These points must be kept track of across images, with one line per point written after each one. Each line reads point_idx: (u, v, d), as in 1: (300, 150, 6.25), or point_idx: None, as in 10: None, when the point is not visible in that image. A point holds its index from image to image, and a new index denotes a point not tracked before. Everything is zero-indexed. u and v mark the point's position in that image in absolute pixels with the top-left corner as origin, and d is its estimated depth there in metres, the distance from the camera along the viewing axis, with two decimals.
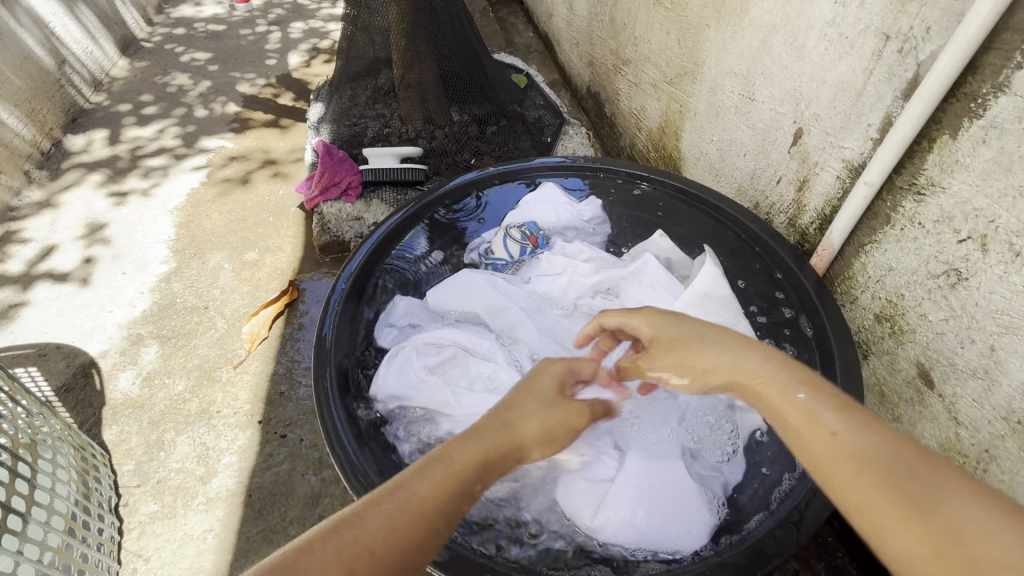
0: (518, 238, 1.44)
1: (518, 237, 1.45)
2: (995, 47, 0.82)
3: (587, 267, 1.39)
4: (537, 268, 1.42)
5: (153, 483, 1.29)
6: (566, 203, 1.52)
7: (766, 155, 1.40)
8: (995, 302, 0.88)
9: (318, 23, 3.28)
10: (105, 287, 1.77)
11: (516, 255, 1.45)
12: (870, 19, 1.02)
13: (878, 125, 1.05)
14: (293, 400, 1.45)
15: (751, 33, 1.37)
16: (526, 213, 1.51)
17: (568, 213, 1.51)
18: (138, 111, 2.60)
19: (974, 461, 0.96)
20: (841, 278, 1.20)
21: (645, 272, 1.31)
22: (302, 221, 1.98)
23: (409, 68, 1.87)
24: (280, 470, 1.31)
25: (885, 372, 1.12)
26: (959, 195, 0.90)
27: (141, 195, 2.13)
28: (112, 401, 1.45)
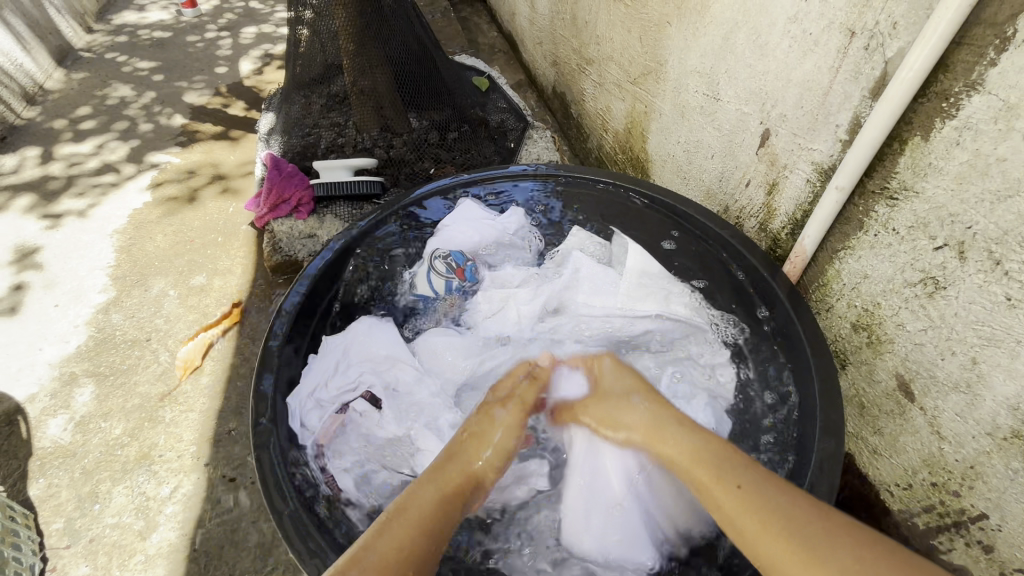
0: (441, 270, 1.29)
1: (441, 269, 1.29)
2: (966, 42, 0.76)
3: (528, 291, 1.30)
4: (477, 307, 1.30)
5: (85, 543, 1.17)
6: (487, 219, 1.41)
7: (734, 156, 1.34)
8: (975, 313, 0.83)
9: (272, 28, 3.14)
10: (35, 321, 1.63)
11: (441, 291, 1.30)
12: (834, 15, 0.96)
13: (847, 125, 0.99)
14: (243, 438, 1.34)
15: (713, 31, 1.31)
16: (447, 239, 1.36)
17: (492, 230, 1.40)
18: (75, 126, 2.43)
19: (959, 477, 0.92)
20: (815, 285, 1.15)
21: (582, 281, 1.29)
22: (253, 239, 1.86)
23: (362, 74, 1.76)
24: (229, 518, 1.20)
25: (863, 382, 1.07)
26: (933, 200, 0.85)
27: (77, 217, 1.98)
28: (41, 451, 1.32)
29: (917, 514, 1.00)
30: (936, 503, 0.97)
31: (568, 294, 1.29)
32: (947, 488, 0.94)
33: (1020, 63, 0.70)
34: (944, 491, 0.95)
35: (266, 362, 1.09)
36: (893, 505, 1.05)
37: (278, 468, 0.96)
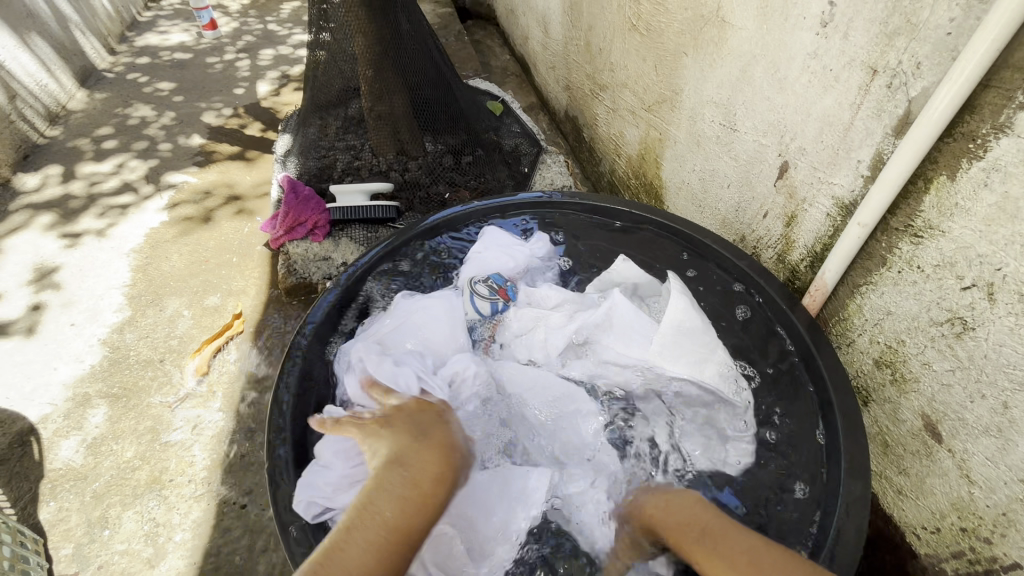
0: (485, 293, 1.28)
1: (484, 292, 1.29)
2: (994, 84, 0.76)
3: (559, 317, 1.23)
4: (511, 327, 1.27)
5: (93, 569, 1.16)
6: (517, 245, 1.40)
7: (751, 187, 1.34)
8: (1006, 355, 0.81)
9: (289, 50, 3.20)
10: (50, 340, 1.64)
11: (487, 314, 1.28)
12: (856, 53, 0.96)
13: (869, 161, 0.99)
14: (255, 464, 1.32)
15: (730, 62, 1.32)
16: (484, 264, 1.35)
17: (523, 255, 1.38)
18: (96, 145, 2.47)
19: (990, 524, 0.89)
20: (836, 319, 1.14)
21: (615, 314, 1.18)
22: (267, 260, 1.87)
23: (379, 99, 1.79)
24: (238, 547, 1.19)
25: (887, 421, 1.05)
26: (960, 239, 0.84)
27: (96, 235, 2.00)
28: (52, 473, 1.32)
29: (945, 559, 0.97)
30: (966, 549, 0.94)
31: (602, 329, 1.19)
32: (978, 534, 0.91)
33: None
34: (975, 537, 0.92)
35: (280, 394, 1.08)
36: (919, 549, 1.02)
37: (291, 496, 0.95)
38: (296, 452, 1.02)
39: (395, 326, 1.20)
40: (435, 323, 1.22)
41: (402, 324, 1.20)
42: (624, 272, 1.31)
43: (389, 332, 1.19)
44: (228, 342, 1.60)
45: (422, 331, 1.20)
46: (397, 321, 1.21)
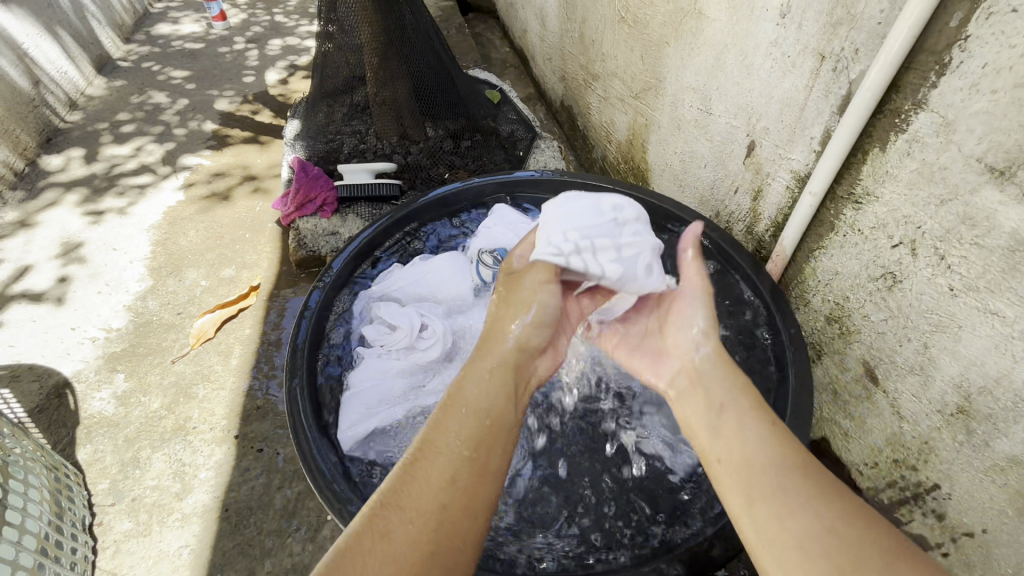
0: (489, 263, 1.39)
1: (488, 262, 1.39)
2: (914, 66, 0.88)
3: None
4: None
5: (128, 501, 1.30)
6: (523, 221, 1.51)
7: (724, 165, 1.46)
8: (925, 302, 0.94)
9: (297, 41, 3.32)
10: (80, 306, 1.77)
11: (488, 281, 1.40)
12: (808, 41, 1.09)
13: (819, 137, 1.12)
14: (270, 415, 1.46)
15: (706, 51, 1.44)
16: (491, 236, 1.45)
17: (528, 231, 1.48)
18: (115, 130, 2.60)
19: (916, 453, 1.02)
20: (795, 281, 1.26)
21: None
22: (278, 236, 2.00)
23: (383, 85, 1.91)
24: (256, 484, 1.32)
25: (836, 370, 1.18)
26: (890, 203, 0.97)
27: (118, 213, 2.13)
28: (87, 420, 1.46)
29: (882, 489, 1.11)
30: (898, 478, 1.07)
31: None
32: (906, 463, 1.04)
33: (956, 86, 0.82)
34: (904, 466, 1.05)
35: (295, 343, 1.21)
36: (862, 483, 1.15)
37: (307, 430, 1.07)
38: (313, 397, 1.15)
39: (404, 287, 1.39)
40: (437, 277, 1.41)
41: (419, 281, 1.40)
42: None
43: (407, 285, 1.40)
44: (241, 309, 1.73)
45: (434, 288, 1.40)
46: (417, 277, 1.41)
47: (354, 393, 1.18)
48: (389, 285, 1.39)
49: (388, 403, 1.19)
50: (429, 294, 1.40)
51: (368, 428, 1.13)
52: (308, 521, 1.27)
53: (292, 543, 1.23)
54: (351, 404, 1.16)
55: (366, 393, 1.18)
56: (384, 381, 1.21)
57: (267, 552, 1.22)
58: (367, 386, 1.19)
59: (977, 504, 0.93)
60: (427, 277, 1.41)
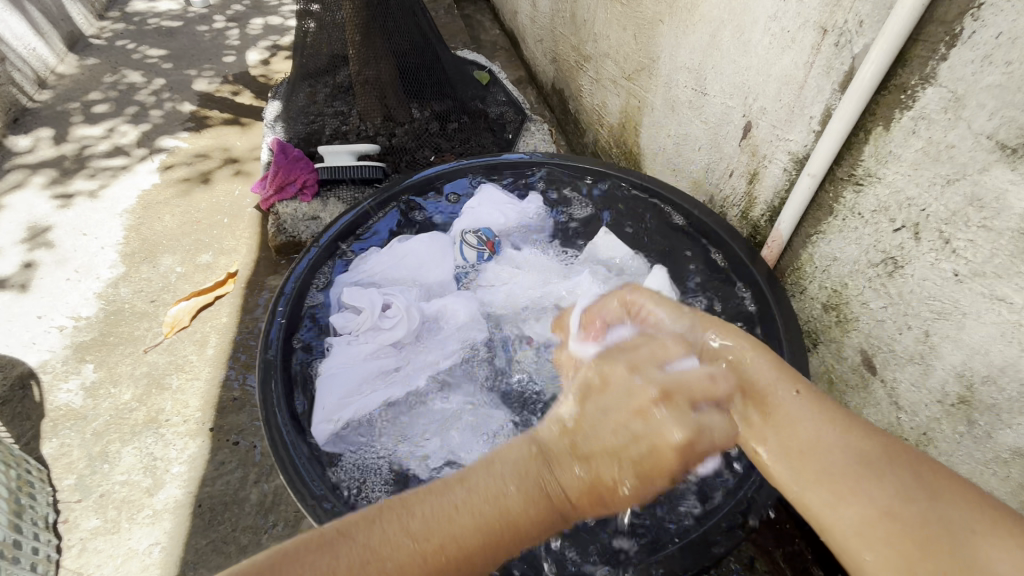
0: (473, 243, 1.38)
1: (472, 242, 1.39)
2: (921, 39, 0.83)
3: (528, 279, 1.36)
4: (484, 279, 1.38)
5: (95, 497, 1.24)
6: (510, 203, 1.48)
7: (719, 148, 1.41)
8: (928, 288, 0.90)
9: (279, 20, 3.20)
10: (48, 293, 1.69)
11: (472, 262, 1.39)
12: (809, 14, 1.03)
13: (819, 117, 1.07)
14: (247, 406, 1.40)
15: (701, 28, 1.38)
16: (476, 217, 1.44)
17: (514, 213, 1.47)
18: (87, 110, 2.49)
19: (914, 444, 0.99)
20: (790, 269, 1.22)
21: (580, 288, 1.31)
22: (258, 221, 1.92)
23: (366, 64, 1.83)
24: (232, 478, 1.27)
25: (832, 359, 1.14)
26: (893, 184, 0.93)
27: (89, 197, 2.04)
28: (54, 413, 1.39)
29: None
30: None
31: (569, 297, 1.32)
32: None
33: (967, 58, 0.77)
34: None
35: (268, 327, 1.15)
36: None
37: (281, 426, 1.00)
38: (285, 384, 1.09)
39: (382, 270, 1.34)
40: (416, 261, 1.36)
41: (396, 265, 1.35)
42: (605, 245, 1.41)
43: (384, 270, 1.34)
44: (218, 296, 1.66)
45: (414, 272, 1.35)
46: (393, 262, 1.35)
47: (325, 380, 1.13)
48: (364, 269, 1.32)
49: (362, 392, 1.13)
50: (407, 278, 1.35)
51: (342, 419, 1.08)
52: (286, 517, 1.21)
53: (268, 540, 1.18)
54: (323, 394, 1.11)
55: (336, 381, 1.12)
56: (353, 368, 1.15)
57: (242, 550, 1.17)
58: (340, 374, 1.14)
59: None
60: (405, 260, 1.35)
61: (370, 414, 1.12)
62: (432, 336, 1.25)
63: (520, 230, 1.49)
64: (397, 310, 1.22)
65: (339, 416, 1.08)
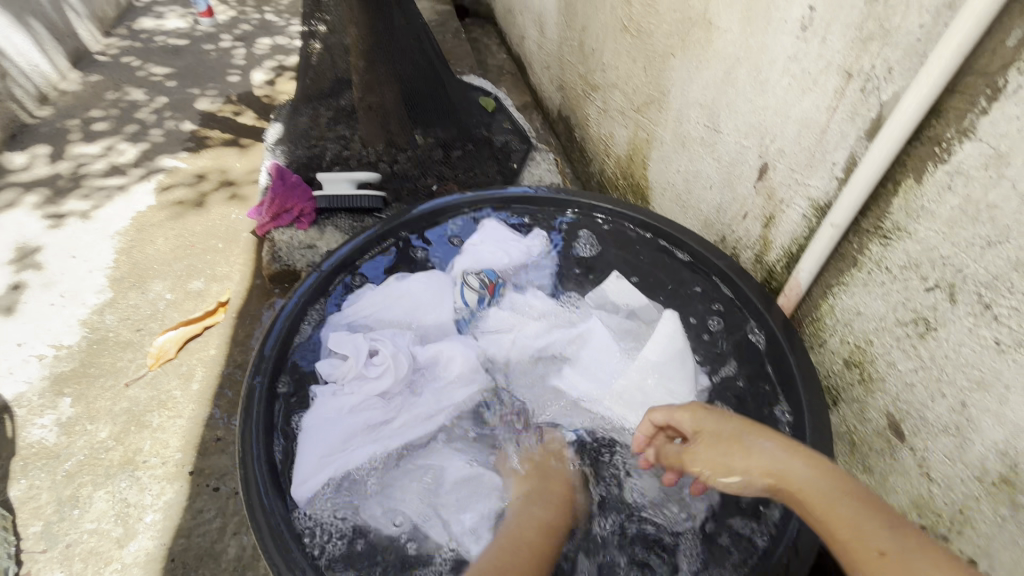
0: (474, 286, 1.32)
1: (474, 284, 1.32)
2: (959, 90, 0.78)
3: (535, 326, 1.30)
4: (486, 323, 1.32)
5: (62, 547, 1.15)
6: (513, 240, 1.42)
7: (733, 188, 1.36)
8: (965, 355, 0.83)
9: (286, 40, 3.20)
10: (30, 318, 1.62)
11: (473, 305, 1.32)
12: (832, 57, 0.98)
13: (843, 164, 1.01)
14: (230, 448, 1.32)
15: (715, 65, 1.34)
16: (477, 256, 1.38)
17: (519, 251, 1.41)
18: (86, 127, 2.46)
19: (947, 521, 0.91)
20: (808, 319, 1.16)
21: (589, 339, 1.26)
22: (253, 247, 1.87)
23: (370, 90, 1.80)
24: (209, 529, 1.19)
25: (854, 420, 1.07)
26: (925, 241, 0.86)
27: (81, 217, 1.99)
28: (25, 450, 1.31)
29: None
30: None
31: (577, 345, 1.27)
32: (935, 531, 0.93)
33: (1011, 114, 0.72)
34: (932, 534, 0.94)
35: (252, 373, 1.08)
36: None
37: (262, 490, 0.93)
38: (268, 441, 1.01)
39: (376, 311, 1.26)
40: (415, 302, 1.30)
41: (391, 307, 1.28)
42: (616, 292, 1.36)
43: (379, 309, 1.27)
44: (206, 327, 1.59)
45: (410, 314, 1.29)
46: (390, 302, 1.28)
47: (307, 435, 1.05)
48: (357, 310, 1.26)
49: (347, 449, 1.06)
50: (402, 319, 1.29)
51: (324, 480, 1.01)
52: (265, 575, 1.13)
53: None
54: (305, 452, 1.03)
55: (320, 438, 1.05)
56: (338, 423, 1.08)
57: None
58: (324, 430, 1.06)
59: None
60: (400, 302, 1.29)
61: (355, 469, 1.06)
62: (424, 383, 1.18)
63: (523, 270, 1.43)
64: (385, 359, 1.14)
65: (322, 478, 1.00)
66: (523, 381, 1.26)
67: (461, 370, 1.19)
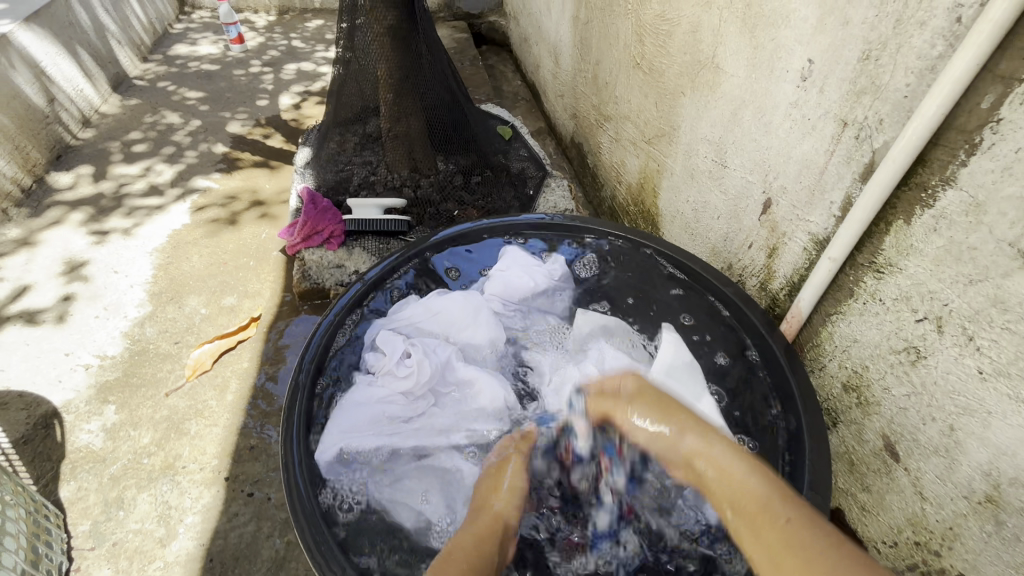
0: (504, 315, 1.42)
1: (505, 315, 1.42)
2: (941, 143, 0.87)
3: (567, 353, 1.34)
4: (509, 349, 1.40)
5: (108, 546, 1.24)
6: (537, 264, 1.50)
7: (739, 219, 1.45)
8: (951, 382, 0.90)
9: (312, 66, 3.36)
10: (76, 330, 1.73)
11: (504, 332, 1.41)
12: (830, 106, 1.08)
13: (840, 203, 1.10)
14: (264, 456, 1.41)
15: (722, 105, 1.44)
16: (502, 281, 1.46)
17: (541, 275, 1.48)
18: (126, 149, 2.61)
19: (939, 537, 0.97)
20: (810, 344, 1.23)
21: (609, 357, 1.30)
22: (283, 265, 1.98)
23: (397, 119, 1.92)
24: (244, 532, 1.27)
25: (853, 440, 1.14)
26: (914, 276, 0.95)
27: (122, 234, 2.11)
28: (74, 454, 1.41)
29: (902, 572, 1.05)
30: (919, 561, 1.02)
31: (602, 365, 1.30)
32: (929, 547, 0.99)
33: (987, 167, 0.81)
34: (926, 550, 1.00)
35: (295, 382, 1.18)
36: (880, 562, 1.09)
37: (303, 492, 1.01)
38: (308, 446, 1.10)
39: (418, 322, 1.36)
40: (453, 317, 1.37)
41: (427, 321, 1.36)
42: (581, 324, 1.40)
43: (418, 323, 1.36)
44: (239, 341, 1.69)
45: (446, 329, 1.37)
46: (426, 317, 1.37)
47: (340, 412, 1.16)
48: (400, 319, 1.35)
49: (366, 433, 1.14)
50: (439, 334, 1.37)
51: (338, 451, 1.10)
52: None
53: None
54: (331, 428, 1.13)
55: (347, 417, 1.15)
56: (367, 408, 1.17)
57: None
58: (353, 412, 1.16)
59: None
60: (438, 315, 1.37)
61: (376, 460, 1.14)
62: (448, 396, 1.26)
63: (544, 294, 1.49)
64: (415, 361, 1.23)
65: (337, 447, 1.09)
66: (542, 396, 1.28)
67: (484, 383, 1.25)
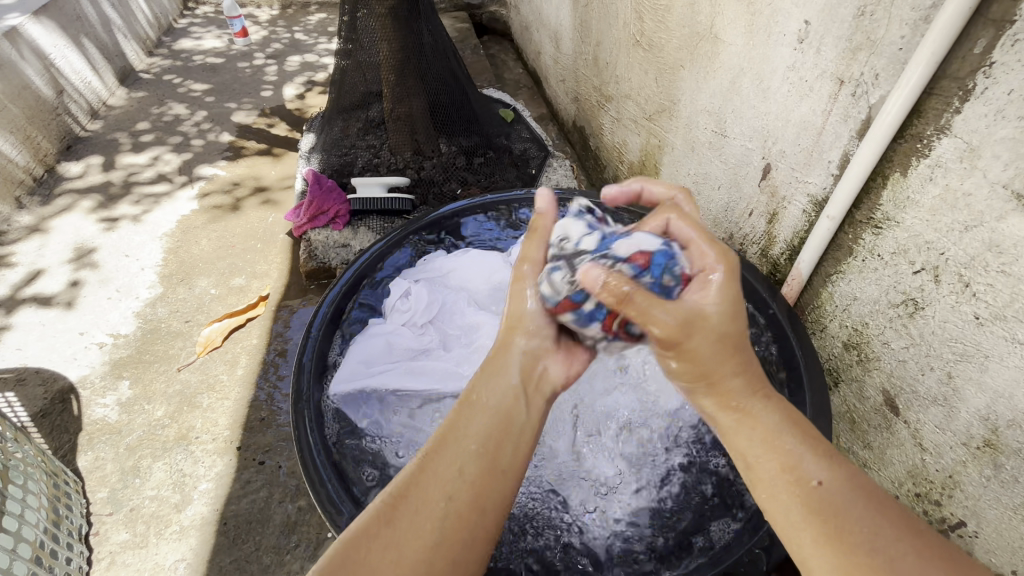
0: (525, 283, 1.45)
1: None
2: (936, 92, 0.88)
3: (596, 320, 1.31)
4: None
5: (126, 511, 1.27)
6: None
7: (739, 187, 1.46)
8: (949, 330, 0.92)
9: (315, 58, 3.39)
10: (90, 310, 1.77)
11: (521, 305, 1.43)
12: (826, 65, 1.09)
13: (838, 161, 1.11)
14: (273, 427, 1.44)
15: (721, 75, 1.44)
16: None
17: None
18: (134, 139, 2.65)
19: (940, 486, 0.99)
20: (810, 307, 1.24)
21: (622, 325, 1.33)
22: (289, 247, 2.01)
23: (399, 101, 1.93)
24: (257, 498, 1.30)
25: (854, 399, 1.15)
26: (912, 229, 0.96)
27: (132, 220, 2.15)
28: (90, 426, 1.44)
29: None
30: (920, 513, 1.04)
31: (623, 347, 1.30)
32: (929, 497, 1.02)
33: (980, 112, 0.81)
34: (927, 500, 1.02)
35: (302, 352, 1.21)
36: None
37: (315, 454, 1.04)
38: (316, 410, 1.12)
39: (437, 278, 1.42)
40: (468, 276, 1.43)
41: (444, 278, 1.43)
42: None
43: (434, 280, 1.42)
44: (248, 318, 1.73)
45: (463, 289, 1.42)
46: (443, 275, 1.44)
47: (354, 349, 1.24)
48: (420, 271, 1.43)
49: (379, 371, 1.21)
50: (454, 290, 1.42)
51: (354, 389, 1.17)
52: (308, 538, 1.23)
53: (290, 560, 1.20)
54: (347, 362, 1.21)
55: (358, 353, 1.23)
56: (378, 345, 1.25)
57: (264, 569, 1.19)
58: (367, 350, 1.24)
59: (1006, 542, 0.90)
60: (455, 271, 1.44)
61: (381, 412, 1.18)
62: (455, 341, 1.32)
63: None
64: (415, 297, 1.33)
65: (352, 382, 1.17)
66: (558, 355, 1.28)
67: (492, 334, 1.29)
